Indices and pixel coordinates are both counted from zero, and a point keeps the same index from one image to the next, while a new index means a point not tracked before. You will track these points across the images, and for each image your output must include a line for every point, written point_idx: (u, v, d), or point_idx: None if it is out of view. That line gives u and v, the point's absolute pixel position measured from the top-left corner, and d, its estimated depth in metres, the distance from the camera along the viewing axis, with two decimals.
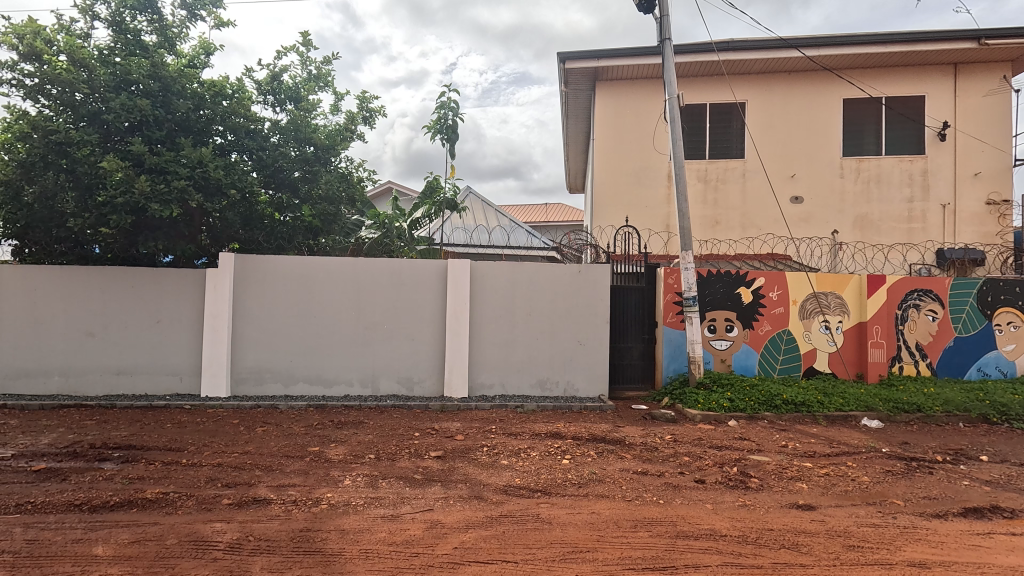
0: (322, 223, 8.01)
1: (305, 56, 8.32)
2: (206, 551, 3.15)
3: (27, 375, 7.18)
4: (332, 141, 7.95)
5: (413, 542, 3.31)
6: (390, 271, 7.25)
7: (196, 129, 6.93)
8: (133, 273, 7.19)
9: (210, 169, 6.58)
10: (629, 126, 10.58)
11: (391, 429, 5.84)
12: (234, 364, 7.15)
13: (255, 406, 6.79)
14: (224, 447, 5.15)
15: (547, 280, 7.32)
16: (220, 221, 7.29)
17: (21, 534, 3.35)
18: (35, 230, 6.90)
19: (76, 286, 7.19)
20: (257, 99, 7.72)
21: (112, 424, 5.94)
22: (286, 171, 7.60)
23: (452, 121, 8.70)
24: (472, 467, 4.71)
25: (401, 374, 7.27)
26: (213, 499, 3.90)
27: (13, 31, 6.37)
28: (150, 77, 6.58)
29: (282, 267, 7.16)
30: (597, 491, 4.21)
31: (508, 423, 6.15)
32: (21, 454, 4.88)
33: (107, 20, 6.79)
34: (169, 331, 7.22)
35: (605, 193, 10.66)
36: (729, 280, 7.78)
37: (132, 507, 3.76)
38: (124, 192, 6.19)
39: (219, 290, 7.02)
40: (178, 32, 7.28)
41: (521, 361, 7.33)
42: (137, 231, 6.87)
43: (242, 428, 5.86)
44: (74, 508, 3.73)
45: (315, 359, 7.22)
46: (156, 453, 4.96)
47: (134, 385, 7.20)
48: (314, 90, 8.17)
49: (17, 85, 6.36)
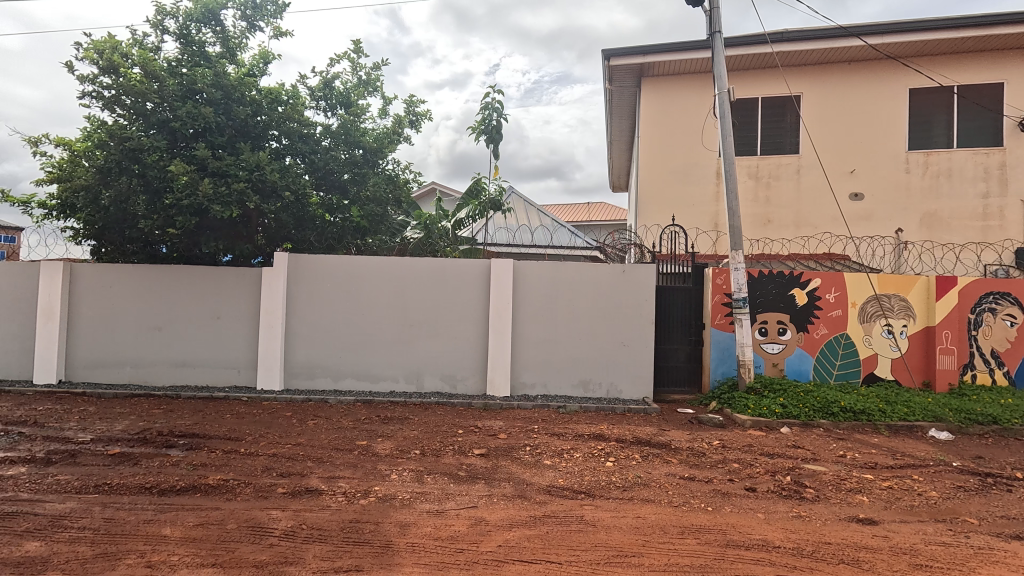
0: (370, 223, 8.29)
1: (356, 63, 8.60)
2: (263, 536, 3.31)
3: (102, 365, 7.73)
4: (381, 144, 8.18)
5: (458, 538, 3.35)
6: (435, 270, 7.37)
7: (254, 134, 7.28)
8: (195, 271, 7.62)
9: (266, 172, 6.93)
10: (676, 122, 10.33)
11: (435, 425, 5.95)
12: (286, 358, 7.48)
13: (306, 399, 7.06)
14: (278, 438, 5.38)
15: (592, 281, 7.25)
16: (276, 222, 7.63)
17: (100, 512, 3.63)
18: (111, 231, 7.40)
19: (145, 283, 7.68)
20: (311, 105, 8.01)
21: (177, 413, 6.31)
22: (337, 173, 7.92)
23: (496, 122, 8.75)
24: (516, 466, 4.73)
25: (444, 371, 7.37)
26: (269, 487, 4.09)
27: (94, 47, 6.85)
28: (213, 87, 6.93)
29: (332, 266, 7.42)
30: (641, 495, 4.13)
31: (551, 423, 6.12)
32: (99, 438, 5.28)
33: (175, 34, 7.21)
34: (228, 327, 7.61)
35: (651, 191, 10.44)
36: (782, 280, 7.45)
37: (196, 492, 4.00)
38: (189, 195, 6.58)
39: (274, 288, 7.36)
40: (239, 43, 7.66)
41: (564, 361, 7.29)
42: (200, 231, 7.31)
43: (295, 420, 6.11)
44: (146, 490, 4.01)
45: (362, 355, 7.44)
46: (218, 442, 5.24)
47: (196, 377, 7.63)
48: (364, 95, 8.40)
49: (96, 97, 6.88)
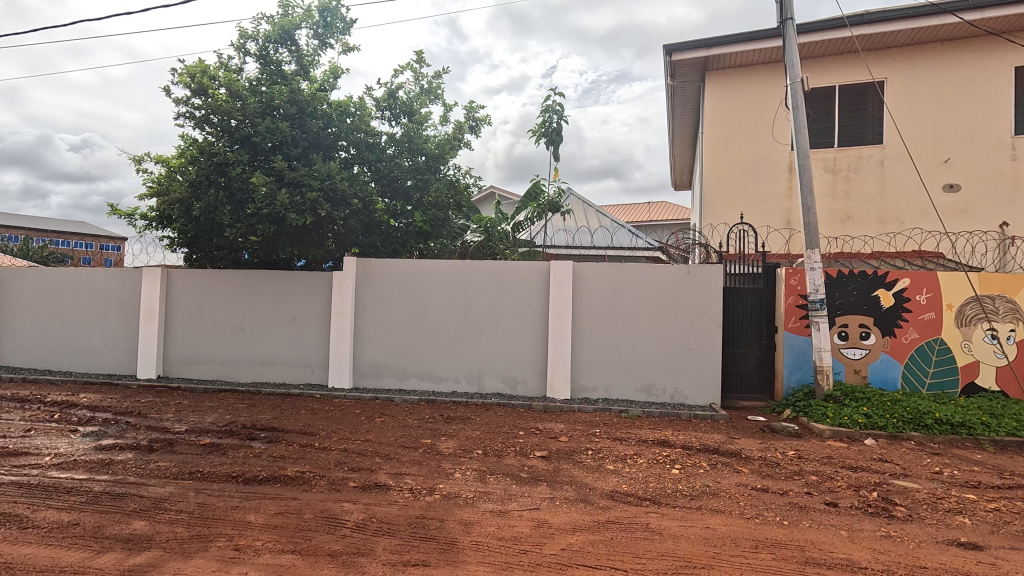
0: (432, 228, 8.55)
1: (418, 72, 8.88)
2: (337, 527, 3.48)
3: (194, 362, 8.44)
4: (442, 150, 8.41)
5: (521, 539, 3.36)
6: (495, 273, 7.46)
7: (325, 145, 7.70)
8: (273, 276, 8.15)
9: (337, 181, 7.30)
10: (743, 116, 9.87)
11: (497, 426, 6.02)
12: (355, 358, 7.83)
13: (374, 398, 7.35)
14: (348, 434, 5.64)
15: (655, 282, 7.06)
16: (345, 228, 8.02)
17: (194, 497, 3.96)
18: (201, 239, 8.07)
19: (230, 286, 8.31)
20: (377, 115, 8.36)
21: (259, 408, 6.77)
22: (401, 180, 8.22)
23: (556, 124, 8.74)
24: (579, 469, 4.68)
25: (505, 373, 7.43)
26: (341, 481, 4.29)
27: (187, 72, 7.50)
28: (290, 103, 7.38)
29: (397, 270, 7.70)
30: (710, 505, 3.97)
31: (613, 428, 6.01)
32: (192, 429, 5.75)
33: (256, 55, 7.77)
34: (302, 328, 8.08)
35: (716, 189, 10.04)
36: (865, 281, 6.93)
37: (277, 482, 4.27)
38: (268, 205, 7.05)
39: (343, 291, 7.73)
40: (312, 60, 8.13)
41: (626, 364, 7.15)
42: (278, 238, 7.82)
43: (363, 417, 6.38)
44: (232, 479, 4.33)
45: (425, 356, 7.65)
46: (294, 436, 5.57)
47: (275, 374, 8.16)
48: (426, 103, 8.66)
49: (189, 117, 7.53)
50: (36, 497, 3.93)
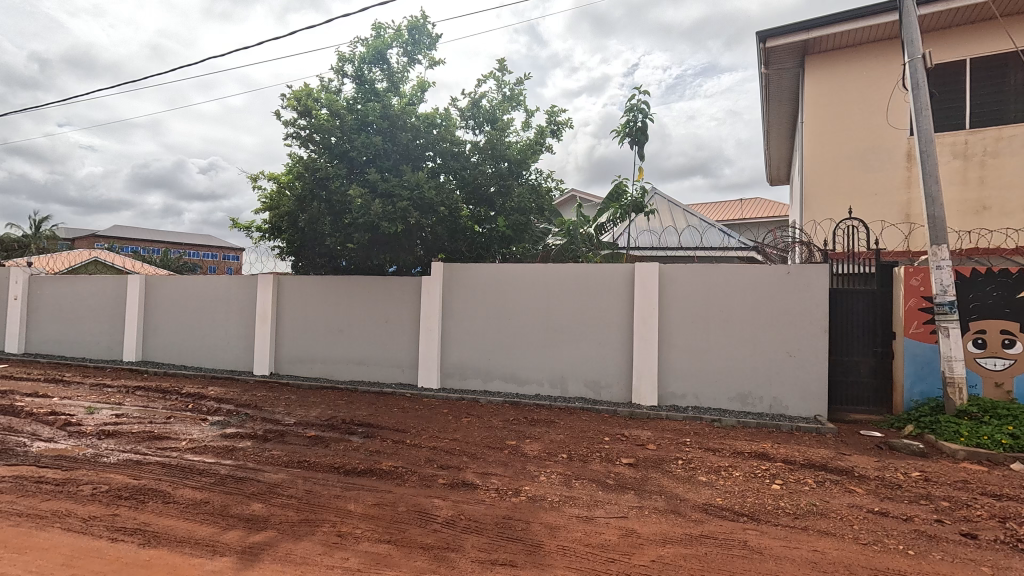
0: (515, 232, 8.71)
1: (501, 80, 9.08)
2: (429, 522, 3.62)
3: (300, 361, 9.22)
4: (525, 155, 8.55)
5: (609, 547, 3.29)
6: (578, 276, 7.41)
7: (414, 156, 8.11)
8: (368, 281, 8.71)
9: (425, 190, 7.64)
10: (850, 101, 9.01)
11: (581, 431, 5.95)
12: (442, 359, 8.13)
13: (460, 398, 7.58)
14: (437, 432, 5.87)
15: (750, 284, 6.64)
16: (432, 235, 8.37)
17: (303, 484, 4.32)
18: (306, 248, 8.82)
19: (331, 291, 8.99)
20: (461, 125, 8.66)
21: (356, 404, 7.24)
22: (485, 187, 8.47)
23: (641, 123, 8.53)
24: (668, 479, 4.50)
25: (589, 377, 7.34)
26: (432, 477, 4.47)
27: (294, 96, 8.24)
28: (382, 118, 7.85)
29: (482, 274, 7.91)
30: (817, 526, 3.63)
31: (705, 437, 5.72)
32: (299, 422, 6.28)
33: (352, 75, 8.36)
34: (394, 330, 8.53)
35: (819, 182, 9.24)
36: (1008, 281, 6.02)
37: (373, 474, 4.54)
38: (364, 215, 7.53)
39: (431, 294, 8.07)
40: (402, 76, 8.60)
41: (718, 371, 6.77)
42: (372, 246, 8.33)
43: (451, 417, 6.61)
44: (335, 469, 4.67)
45: (509, 358, 7.76)
46: (388, 432, 5.90)
47: (369, 373, 8.69)
48: (508, 110, 8.83)
49: (296, 137, 8.26)
50: (176, 476, 4.49)
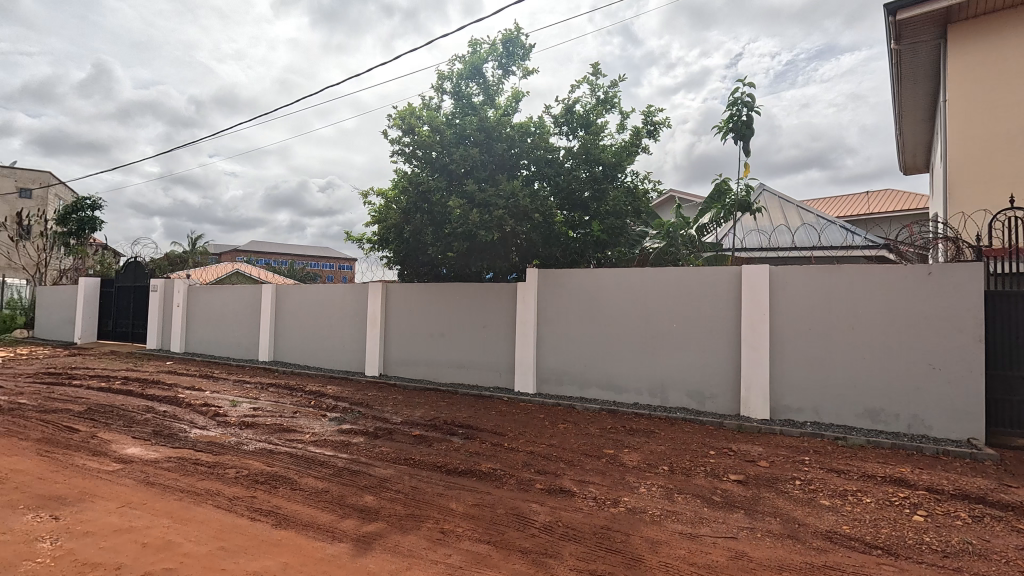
0: (611, 236, 8.64)
1: (594, 84, 9.01)
2: (527, 526, 3.66)
3: (406, 363, 9.80)
4: (620, 158, 8.48)
5: (716, 568, 3.10)
6: (678, 280, 7.11)
7: (510, 165, 8.31)
8: (467, 288, 9.05)
9: (520, 198, 7.80)
10: (1009, 71, 7.70)
11: (683, 443, 5.67)
12: (538, 365, 8.20)
13: (556, 404, 7.58)
14: (534, 437, 5.92)
15: (880, 287, 5.91)
16: (527, 242, 8.50)
17: (409, 481, 4.58)
18: (410, 257, 9.40)
19: (433, 297, 9.47)
20: (555, 132, 8.72)
21: (456, 406, 7.54)
22: (579, 192, 8.50)
23: (746, 116, 7.98)
24: (784, 500, 4.13)
25: (691, 387, 6.98)
26: (529, 482, 4.52)
27: (399, 116, 8.83)
28: (479, 130, 8.13)
29: (577, 279, 7.87)
30: (973, 568, 3.12)
31: (827, 457, 5.16)
32: (406, 422, 6.67)
33: (451, 92, 8.77)
34: (492, 335, 8.77)
35: (968, 168, 7.98)
36: None
37: (473, 475, 4.69)
38: (462, 224, 7.83)
39: (527, 300, 8.20)
40: (497, 88, 8.86)
41: (842, 384, 6.09)
42: (470, 254, 8.64)
43: (547, 422, 6.63)
44: (437, 468, 4.89)
45: (606, 365, 7.62)
46: (487, 434, 6.06)
47: (469, 377, 9.00)
48: (603, 113, 8.73)
49: (401, 154, 8.84)
50: (301, 466, 4.99)
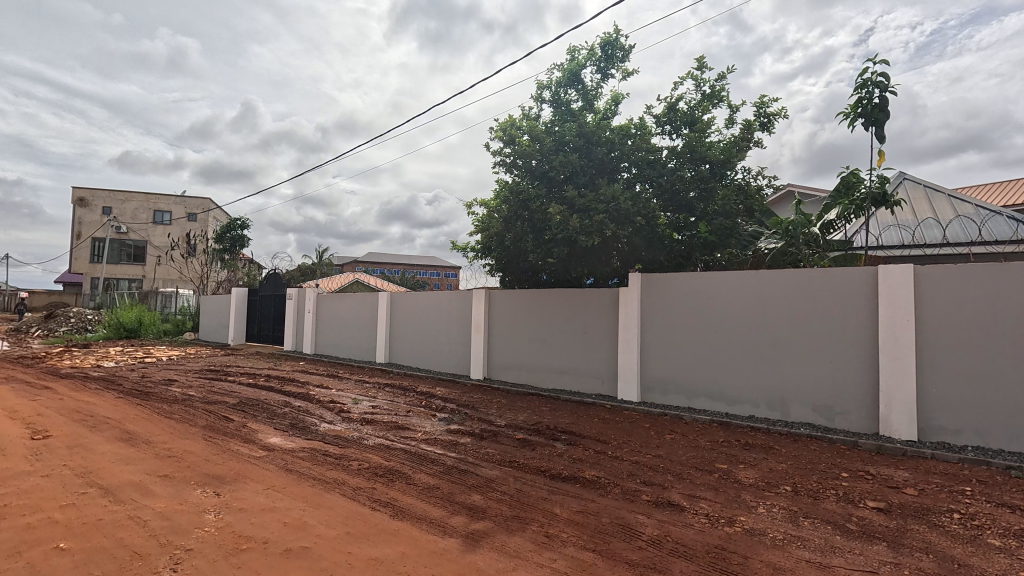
0: (719, 238, 8.20)
1: (699, 79, 8.60)
2: (634, 538, 3.56)
3: (508, 367, 10.03)
4: (729, 154, 8.03)
5: None
6: (799, 283, 6.51)
7: (610, 169, 8.18)
8: (568, 293, 9.05)
9: (621, 202, 7.64)
10: None
11: (809, 462, 5.14)
12: (643, 373, 7.94)
13: (662, 413, 7.28)
14: (639, 447, 5.74)
15: None
16: (629, 246, 8.31)
17: (514, 483, 4.67)
18: (512, 264, 9.65)
19: (534, 303, 9.60)
20: (657, 132, 8.46)
21: (559, 412, 7.54)
22: (683, 193, 8.16)
23: (878, 99, 7.10)
24: (938, 535, 3.59)
25: (817, 400, 6.32)
26: (635, 492, 4.39)
27: (500, 128, 9.12)
28: (578, 136, 8.10)
29: (683, 284, 7.53)
30: None
31: (997, 489, 4.38)
32: (509, 425, 6.83)
33: (550, 100, 8.87)
34: (593, 340, 8.67)
35: None
36: None
37: (577, 482, 4.67)
38: (563, 230, 7.84)
39: (630, 306, 8.00)
40: (596, 93, 8.81)
41: (1013, 403, 5.14)
42: (571, 259, 8.64)
43: (653, 432, 6.39)
44: (541, 472, 4.93)
45: (716, 374, 7.17)
46: (590, 441, 6.00)
47: (570, 383, 8.97)
48: (709, 109, 8.30)
49: (502, 164, 9.11)
50: (414, 462, 5.32)
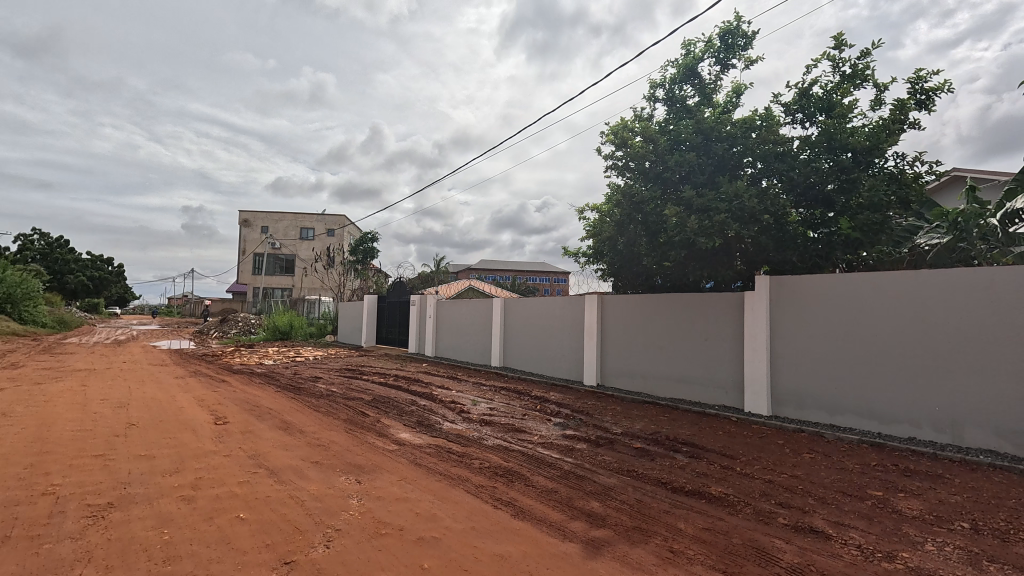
0: (865, 234, 7.28)
1: (838, 59, 7.74)
2: (771, 564, 3.28)
3: (623, 374, 9.81)
4: (876, 139, 7.09)
5: None
6: (974, 284, 5.54)
7: (731, 165, 7.66)
8: (687, 298, 8.64)
9: (745, 200, 7.12)
10: None
11: (994, 496, 4.34)
12: (774, 384, 7.30)
13: (798, 430, 6.63)
14: (773, 465, 5.28)
15: None
16: (755, 246, 7.72)
17: (633, 493, 4.56)
18: (625, 268, 9.45)
19: (649, 308, 9.31)
20: (786, 122, 7.77)
21: (678, 422, 7.21)
22: (819, 186, 7.40)
23: None
24: None
25: (1002, 424, 5.30)
26: (770, 514, 4.05)
27: (612, 131, 9.00)
28: (696, 133, 7.69)
29: (821, 287, 6.81)
30: None
31: None
32: (626, 433, 6.68)
33: (664, 99, 8.57)
34: (716, 348, 8.17)
35: None
36: None
37: (702, 497, 4.43)
38: (680, 232, 7.51)
39: (757, 311, 7.41)
40: (714, 86, 8.34)
41: None
42: (689, 262, 8.25)
43: (789, 450, 5.83)
44: (662, 484, 4.76)
45: (865, 389, 6.36)
46: (714, 455, 5.65)
47: (690, 392, 8.53)
48: (850, 91, 7.44)
49: (614, 167, 8.99)
50: (532, 464, 5.44)
